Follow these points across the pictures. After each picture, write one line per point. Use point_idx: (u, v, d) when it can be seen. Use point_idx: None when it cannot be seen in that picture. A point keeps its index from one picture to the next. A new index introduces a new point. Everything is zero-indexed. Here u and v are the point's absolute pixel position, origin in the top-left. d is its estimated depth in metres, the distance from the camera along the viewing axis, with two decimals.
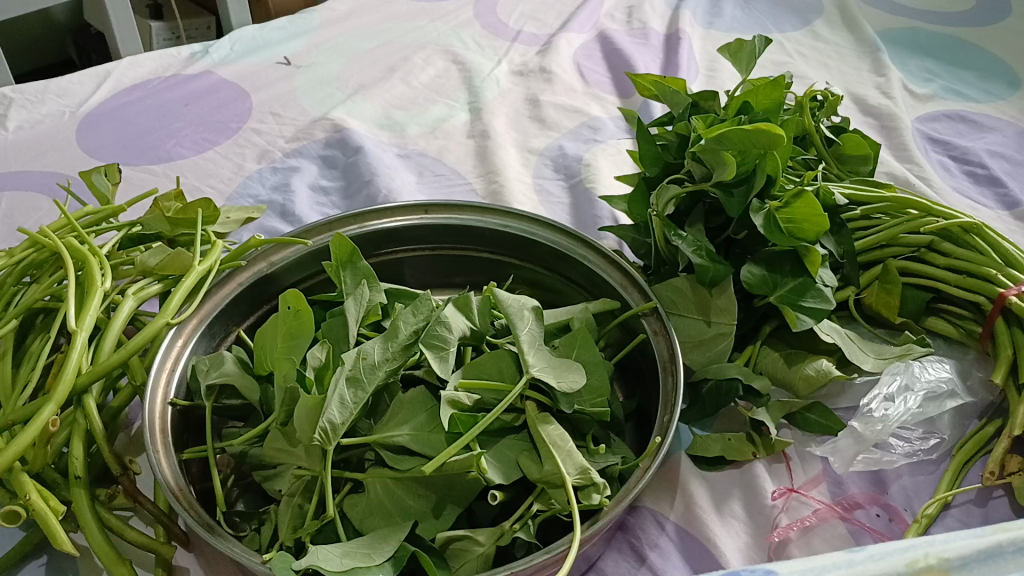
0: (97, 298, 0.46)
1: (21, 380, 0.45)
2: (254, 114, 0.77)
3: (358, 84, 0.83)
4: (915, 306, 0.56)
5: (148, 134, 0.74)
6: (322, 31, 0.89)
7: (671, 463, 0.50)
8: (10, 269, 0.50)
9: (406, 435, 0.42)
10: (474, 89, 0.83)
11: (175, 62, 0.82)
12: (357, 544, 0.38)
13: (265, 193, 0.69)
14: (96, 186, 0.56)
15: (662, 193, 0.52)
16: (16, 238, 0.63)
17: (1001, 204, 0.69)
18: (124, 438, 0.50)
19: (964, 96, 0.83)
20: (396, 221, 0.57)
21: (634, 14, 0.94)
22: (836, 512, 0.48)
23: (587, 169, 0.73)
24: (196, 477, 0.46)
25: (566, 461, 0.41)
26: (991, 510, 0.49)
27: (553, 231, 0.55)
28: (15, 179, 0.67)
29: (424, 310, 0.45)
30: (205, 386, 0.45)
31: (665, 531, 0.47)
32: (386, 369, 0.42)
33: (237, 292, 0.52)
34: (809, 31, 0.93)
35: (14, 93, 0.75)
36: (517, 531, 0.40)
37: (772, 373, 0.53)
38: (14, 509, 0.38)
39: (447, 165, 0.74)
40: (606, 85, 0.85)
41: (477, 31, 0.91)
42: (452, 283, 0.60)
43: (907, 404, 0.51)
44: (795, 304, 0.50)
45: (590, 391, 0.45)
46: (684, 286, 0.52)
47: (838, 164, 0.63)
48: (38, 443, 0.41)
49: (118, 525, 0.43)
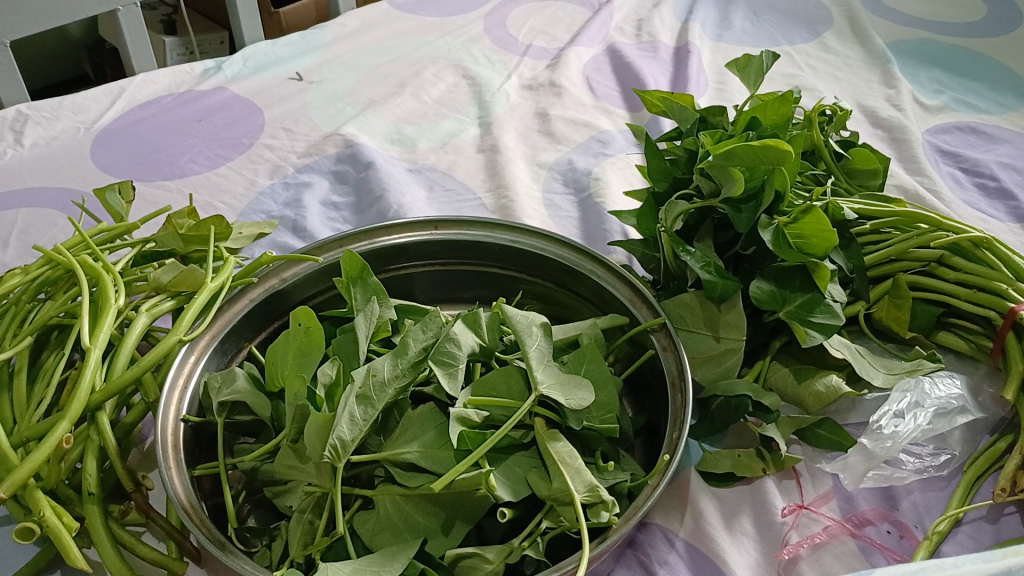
0: (111, 315, 0.46)
1: (36, 396, 0.46)
2: (266, 130, 0.78)
3: (369, 99, 0.83)
4: (926, 321, 0.56)
5: (161, 150, 0.74)
6: (334, 46, 0.90)
7: (680, 479, 0.50)
8: (25, 287, 0.51)
9: (415, 451, 0.42)
10: (483, 104, 0.84)
11: (188, 79, 0.83)
12: (367, 561, 0.39)
13: (277, 209, 0.70)
14: (109, 204, 0.57)
15: (670, 209, 0.52)
16: (32, 254, 0.64)
17: (1012, 217, 0.69)
18: (137, 454, 0.51)
19: (975, 108, 0.83)
20: (405, 237, 0.57)
21: (643, 27, 0.95)
22: (847, 528, 0.48)
23: (596, 183, 0.74)
24: (208, 493, 0.46)
25: (575, 478, 0.41)
26: (1003, 527, 0.48)
27: (563, 247, 0.56)
28: (30, 196, 0.68)
29: (434, 326, 0.46)
30: (217, 403, 0.46)
31: (674, 548, 0.47)
32: (395, 386, 0.43)
33: (248, 308, 0.52)
34: (819, 43, 0.93)
35: (30, 110, 0.76)
36: (526, 548, 0.40)
37: (781, 389, 0.53)
38: (30, 526, 0.38)
39: (457, 179, 0.75)
40: (615, 98, 0.86)
41: (486, 45, 0.92)
42: (462, 298, 0.61)
43: (917, 421, 0.51)
44: (804, 320, 0.50)
45: (598, 407, 0.45)
46: (692, 302, 0.52)
47: (848, 178, 0.62)
48: (53, 460, 0.41)
49: (131, 541, 0.44)
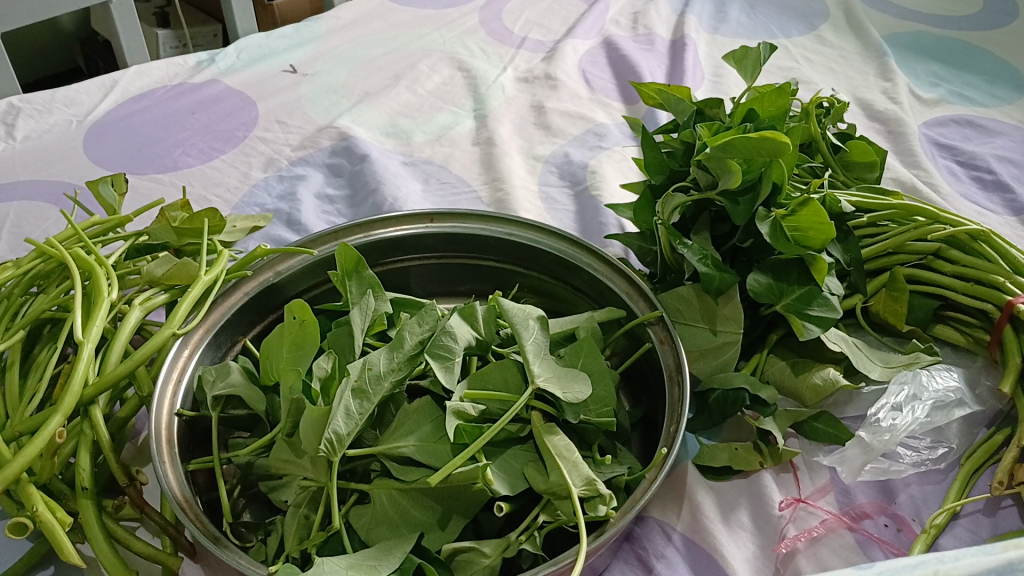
0: (104, 308, 0.46)
1: (29, 391, 0.45)
2: (260, 122, 0.78)
3: (363, 92, 0.83)
4: (923, 314, 0.56)
5: (154, 143, 0.74)
6: (328, 38, 0.89)
7: (678, 473, 0.50)
8: (17, 280, 0.51)
9: (412, 445, 0.42)
10: (479, 97, 0.83)
11: (181, 71, 0.82)
12: (362, 556, 0.38)
13: (271, 202, 0.69)
14: (102, 196, 0.57)
15: (668, 202, 0.52)
16: (24, 248, 0.63)
17: (1008, 209, 0.69)
18: (131, 449, 0.50)
19: (972, 101, 0.83)
20: (401, 229, 0.57)
21: (639, 20, 0.94)
22: (844, 522, 0.48)
23: (592, 176, 0.74)
24: (203, 488, 0.46)
25: (572, 472, 0.41)
26: (1000, 519, 0.48)
27: (558, 239, 0.55)
28: (22, 189, 0.68)
29: (430, 320, 0.45)
30: (211, 397, 0.45)
31: (671, 542, 0.47)
32: (391, 380, 0.43)
33: (243, 301, 0.52)
34: (815, 36, 0.93)
35: (22, 103, 0.75)
36: (523, 542, 0.40)
37: (779, 382, 0.53)
38: (22, 521, 0.38)
39: (453, 172, 0.74)
40: (611, 91, 0.85)
41: (482, 38, 0.91)
42: (458, 291, 0.60)
43: (915, 414, 0.51)
44: (801, 313, 0.50)
45: (597, 400, 0.45)
46: (689, 295, 0.52)
47: (845, 171, 0.62)
48: (46, 455, 0.41)
49: (125, 536, 0.43)
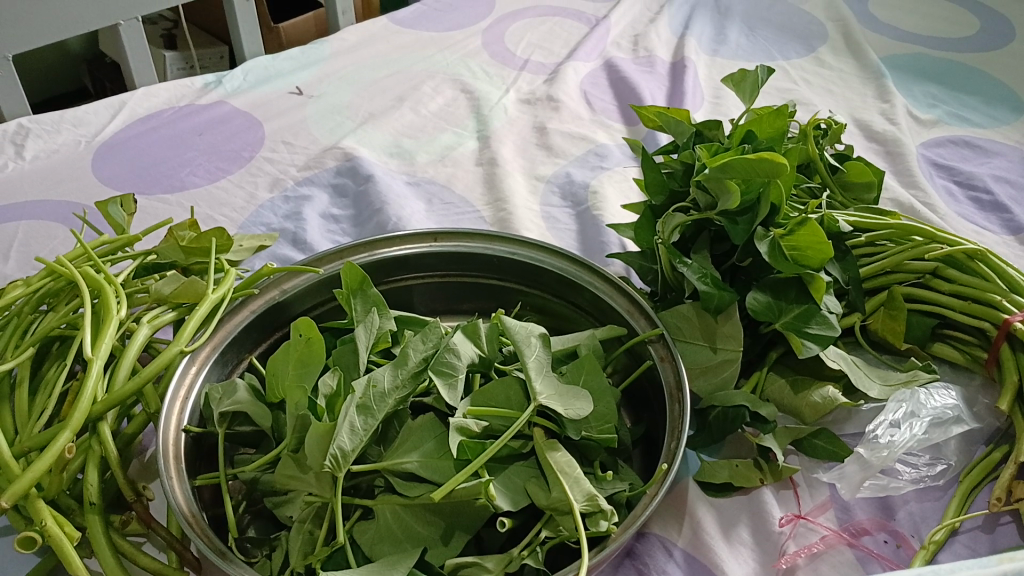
0: (113, 326, 0.47)
1: (38, 407, 0.46)
2: (266, 143, 0.79)
3: (368, 113, 0.84)
4: (921, 332, 0.56)
5: (162, 164, 0.75)
6: (333, 60, 0.91)
7: (679, 489, 0.51)
8: (27, 298, 0.51)
9: (415, 462, 0.42)
10: (482, 118, 0.84)
11: (188, 93, 0.84)
12: (367, 570, 0.39)
13: (277, 222, 0.70)
14: (111, 216, 0.58)
15: (668, 221, 0.53)
16: (33, 267, 0.64)
17: (1007, 229, 0.70)
18: (138, 465, 0.51)
19: (969, 122, 0.84)
20: (405, 248, 0.58)
21: (640, 42, 0.96)
22: (844, 538, 0.48)
23: (593, 196, 0.75)
24: (208, 503, 0.47)
25: (574, 488, 0.42)
26: (999, 536, 0.49)
27: (559, 258, 0.56)
28: (31, 209, 0.69)
29: (433, 337, 0.46)
30: (218, 414, 0.46)
31: (672, 558, 0.48)
32: (395, 397, 0.43)
33: (249, 319, 0.53)
34: (813, 58, 0.95)
35: (31, 124, 0.76)
36: (526, 557, 0.41)
37: (779, 400, 0.53)
38: (31, 535, 0.39)
39: (455, 192, 0.75)
40: (612, 113, 0.87)
41: (485, 60, 0.92)
42: (460, 310, 0.61)
43: (912, 430, 0.51)
44: (800, 331, 0.50)
45: (597, 417, 0.45)
46: (689, 313, 0.53)
47: (843, 192, 0.63)
48: (55, 470, 0.41)
49: (131, 551, 0.44)
